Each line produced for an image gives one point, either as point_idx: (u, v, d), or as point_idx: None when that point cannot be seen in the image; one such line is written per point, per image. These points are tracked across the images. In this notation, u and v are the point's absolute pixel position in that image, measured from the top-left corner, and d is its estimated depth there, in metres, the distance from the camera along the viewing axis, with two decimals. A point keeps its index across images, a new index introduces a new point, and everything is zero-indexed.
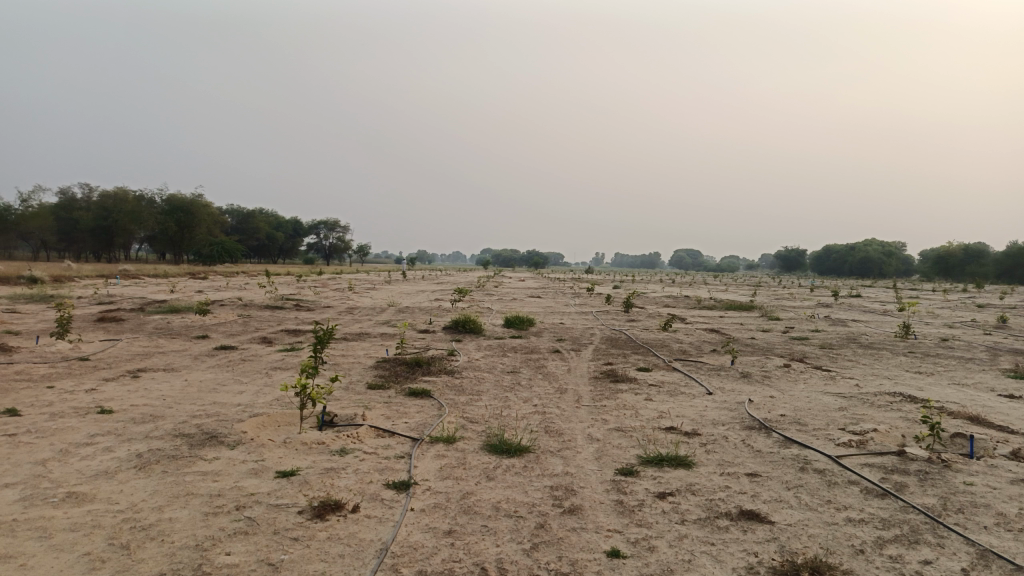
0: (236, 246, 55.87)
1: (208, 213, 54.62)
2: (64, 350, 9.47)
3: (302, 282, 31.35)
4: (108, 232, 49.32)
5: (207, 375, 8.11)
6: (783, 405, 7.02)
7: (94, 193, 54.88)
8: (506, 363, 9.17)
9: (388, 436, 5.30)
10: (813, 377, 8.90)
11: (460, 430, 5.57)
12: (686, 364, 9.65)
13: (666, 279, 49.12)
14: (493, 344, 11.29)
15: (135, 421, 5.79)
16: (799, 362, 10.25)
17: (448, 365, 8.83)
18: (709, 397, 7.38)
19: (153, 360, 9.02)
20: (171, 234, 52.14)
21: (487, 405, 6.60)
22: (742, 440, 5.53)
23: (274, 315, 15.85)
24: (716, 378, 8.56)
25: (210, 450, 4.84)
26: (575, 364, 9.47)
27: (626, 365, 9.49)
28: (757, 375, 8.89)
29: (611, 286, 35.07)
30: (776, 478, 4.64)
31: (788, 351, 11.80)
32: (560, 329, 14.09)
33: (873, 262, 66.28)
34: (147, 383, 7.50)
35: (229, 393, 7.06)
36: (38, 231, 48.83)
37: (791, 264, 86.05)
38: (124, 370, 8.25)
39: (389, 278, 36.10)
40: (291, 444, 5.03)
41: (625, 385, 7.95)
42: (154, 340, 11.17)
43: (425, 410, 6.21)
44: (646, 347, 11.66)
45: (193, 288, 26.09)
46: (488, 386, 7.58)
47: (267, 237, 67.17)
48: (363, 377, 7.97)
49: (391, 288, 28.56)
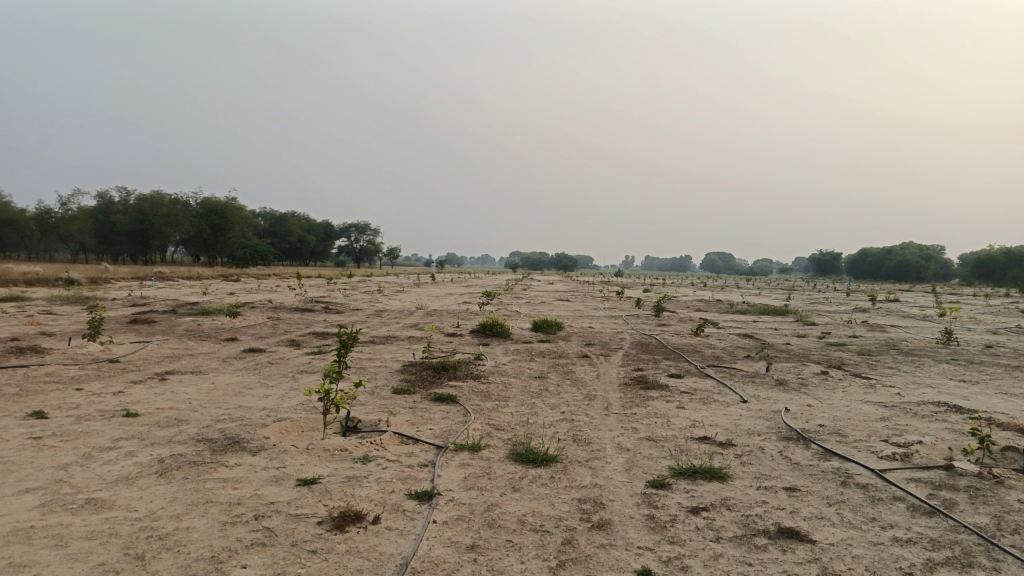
0: (269, 248, 56.53)
1: (241, 216, 55.34)
2: (95, 352, 9.54)
3: (332, 284, 31.52)
4: (144, 235, 50.23)
5: (234, 378, 8.09)
6: (821, 415, 6.76)
7: (132, 196, 55.97)
8: (534, 368, 9.02)
9: (412, 444, 5.18)
10: (852, 386, 8.61)
11: (486, 437, 5.43)
12: (720, 371, 9.41)
13: (697, 283, 48.49)
14: (521, 349, 11.14)
15: (160, 424, 5.75)
16: (836, 370, 9.93)
17: (475, 369, 8.71)
18: (743, 405, 7.15)
19: (182, 363, 9.04)
20: (206, 237, 52.92)
21: (514, 412, 6.46)
22: (779, 452, 5.31)
23: (303, 317, 15.90)
24: (751, 385, 8.32)
25: (232, 456, 4.76)
26: (604, 370, 9.29)
27: (657, 371, 9.27)
28: (793, 382, 8.61)
29: (642, 290, 34.71)
30: (816, 493, 4.42)
31: (825, 357, 11.46)
32: (589, 333, 13.89)
33: (911, 265, 64.80)
34: (173, 386, 7.49)
35: (254, 397, 7.01)
36: (77, 234, 49.94)
37: (825, 268, 84.55)
38: (153, 372, 8.26)
39: (418, 280, 36.14)
40: (314, 451, 4.94)
41: (655, 392, 7.75)
42: (184, 342, 11.23)
43: (450, 417, 6.09)
44: (677, 352, 11.42)
45: (226, 290, 26.38)
46: (516, 391, 7.43)
47: (300, 239, 67.88)
48: (389, 382, 7.87)
49: (420, 290, 28.57)
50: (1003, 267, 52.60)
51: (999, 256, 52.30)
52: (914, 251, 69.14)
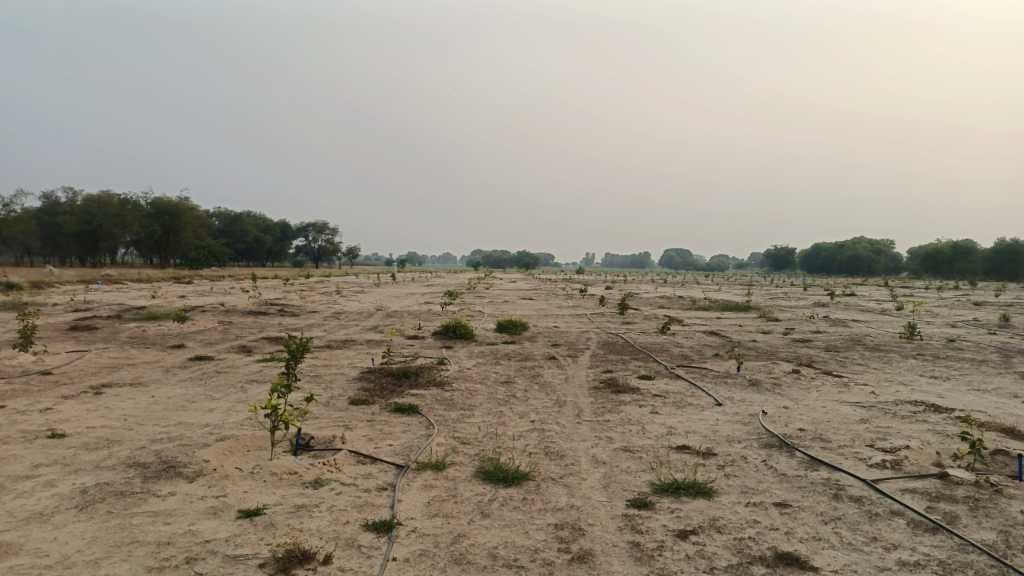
0: (223, 249, 55.04)
1: (194, 216, 53.77)
2: (24, 363, 8.81)
3: (288, 285, 30.65)
4: (92, 237, 48.42)
5: (177, 390, 7.49)
6: (800, 418, 6.50)
7: (78, 197, 54.01)
8: (499, 372, 8.60)
9: (369, 463, 4.73)
10: (826, 385, 8.39)
11: (451, 453, 5.00)
12: (691, 372, 9.11)
13: (658, 279, 48.63)
14: (485, 351, 10.70)
15: (86, 447, 5.17)
16: (807, 368, 9.71)
17: (438, 375, 8.25)
18: (719, 409, 6.83)
19: (121, 374, 8.39)
20: (157, 238, 51.26)
21: (480, 422, 6.03)
22: (763, 461, 5.00)
23: (257, 321, 15.20)
24: (724, 387, 8.04)
25: (165, 484, 4.24)
26: (572, 372, 8.92)
27: (628, 373, 8.92)
28: (767, 383, 8.35)
29: (604, 287, 34.56)
30: (809, 509, 4.09)
31: (793, 354, 11.28)
32: (555, 333, 13.50)
33: (863, 259, 66.16)
34: (108, 401, 6.86)
35: (197, 412, 6.44)
36: (20, 235, 47.90)
37: (781, 264, 85.83)
38: (87, 385, 7.62)
39: (378, 281, 35.39)
40: (259, 475, 4.45)
41: (628, 396, 7.40)
42: (126, 350, 10.54)
43: (411, 430, 5.63)
44: (646, 352, 11.13)
45: (176, 293, 25.37)
46: (481, 399, 7.01)
47: (256, 240, 66.39)
48: (345, 391, 7.37)
49: (380, 290, 27.98)
50: (950, 260, 53.98)
51: (946, 250, 53.64)
52: (866, 246, 70.56)
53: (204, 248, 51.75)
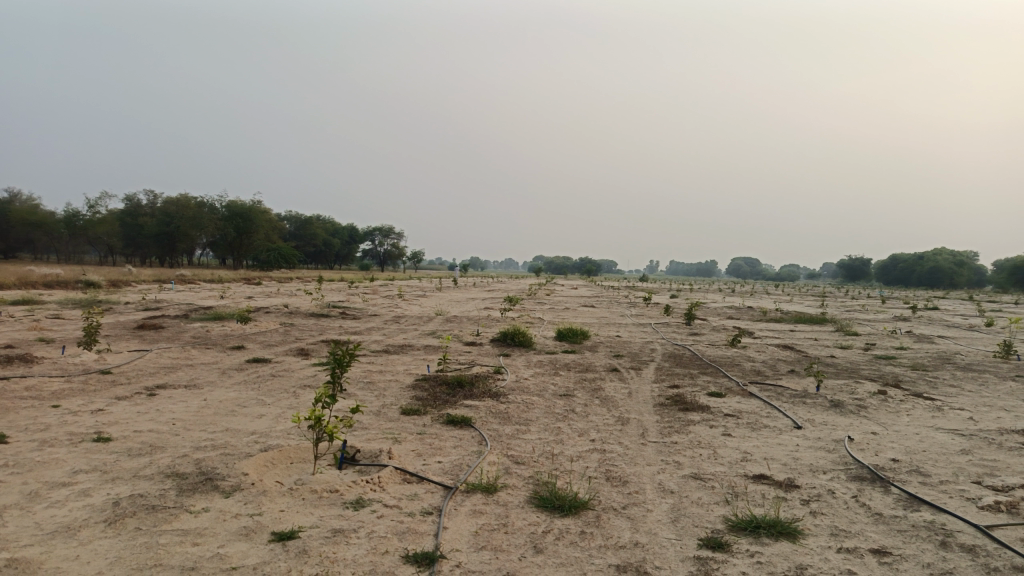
0: (292, 251, 56.28)
1: (266, 219, 55.15)
2: (87, 361, 8.86)
3: (352, 288, 30.94)
4: (170, 238, 50.15)
5: (229, 394, 7.35)
6: (892, 447, 5.88)
7: (158, 199, 56.17)
8: (558, 384, 8.19)
9: (416, 483, 4.40)
10: (916, 408, 7.68)
11: (503, 474, 4.62)
12: (764, 389, 8.51)
13: (726, 289, 47.28)
14: (545, 361, 10.30)
15: (129, 453, 5.00)
16: (895, 388, 8.95)
17: (494, 385, 7.89)
18: (798, 434, 6.25)
19: (177, 375, 8.33)
20: (230, 239, 52.79)
21: (537, 440, 5.63)
22: (854, 499, 4.45)
23: (317, 324, 15.18)
24: (802, 407, 7.42)
25: (199, 499, 3.98)
26: (636, 386, 8.43)
27: (696, 389, 8.37)
28: (850, 404, 7.68)
29: (670, 296, 33.67)
30: (913, 560, 3.54)
31: (877, 373, 10.47)
32: (618, 344, 12.99)
33: (945, 271, 62.94)
34: (160, 403, 6.76)
35: (245, 418, 6.24)
36: (104, 236, 50.01)
37: (855, 274, 82.53)
38: (143, 386, 7.55)
39: (440, 285, 35.40)
40: (298, 492, 4.16)
41: (697, 415, 6.88)
42: (186, 350, 10.55)
43: (462, 446, 5.28)
44: (715, 366, 10.53)
45: (244, 294, 25.87)
46: (539, 413, 6.61)
47: (324, 243, 67.71)
48: (398, 400, 7.08)
49: (442, 295, 27.94)
50: None
51: None
52: (947, 257, 67.16)
53: (274, 250, 53.01)
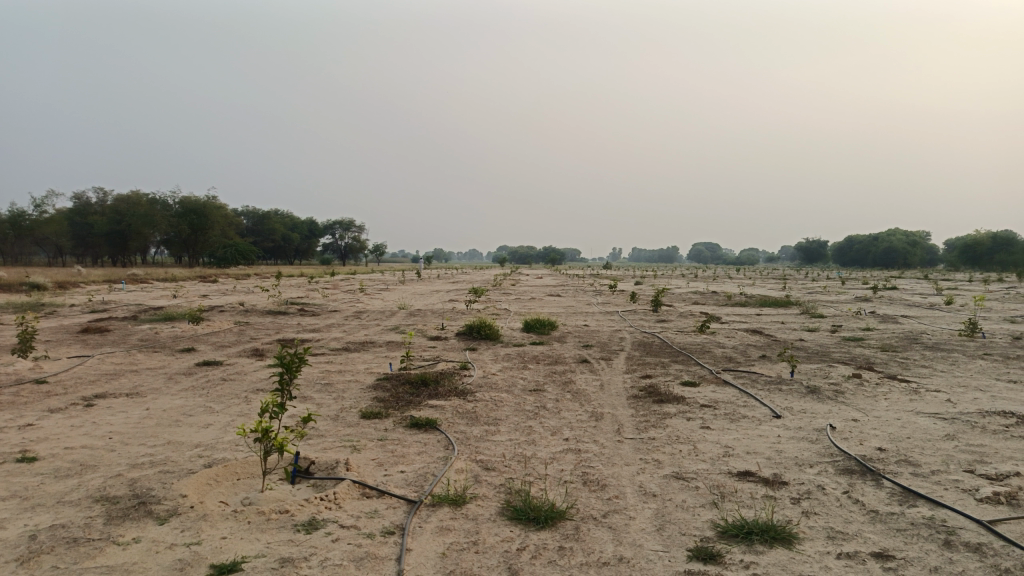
0: (249, 246, 54.96)
1: (222, 215, 53.75)
2: (21, 370, 8.24)
3: (311, 283, 30.23)
4: (121, 237, 48.58)
5: (175, 401, 6.83)
6: (875, 435, 5.66)
7: (108, 197, 54.40)
8: (528, 379, 7.84)
9: (376, 498, 4.00)
10: (893, 392, 7.50)
11: (472, 483, 4.24)
12: (739, 376, 8.27)
13: (689, 274, 47.45)
14: (513, 354, 9.94)
15: (55, 474, 4.49)
16: (869, 371, 8.78)
17: (460, 383, 7.50)
18: (779, 424, 6.00)
19: (120, 383, 7.77)
20: (185, 237, 51.34)
21: (507, 442, 5.27)
22: (846, 496, 4.18)
23: (275, 322, 14.59)
24: (780, 395, 7.19)
25: (129, 528, 3.53)
26: (608, 378, 8.12)
27: (669, 379, 8.09)
28: (827, 390, 7.47)
29: (634, 283, 33.61)
30: (918, 563, 3.27)
31: (848, 355, 10.34)
32: (586, 333, 12.69)
33: (899, 251, 64.19)
34: (97, 415, 6.22)
35: (191, 429, 5.75)
36: (52, 236, 48.28)
37: (813, 257, 83.80)
38: (80, 396, 6.99)
39: (402, 278, 34.81)
40: (243, 514, 3.73)
41: (673, 407, 6.59)
42: (132, 355, 9.95)
43: (427, 453, 4.89)
44: (686, 353, 10.29)
45: (198, 292, 25.00)
46: (508, 411, 6.24)
47: (283, 238, 66.41)
48: (358, 402, 6.65)
49: (404, 288, 27.41)
50: (990, 252, 51.94)
51: (987, 240, 51.59)
52: (901, 237, 68.53)
53: (231, 246, 51.74)
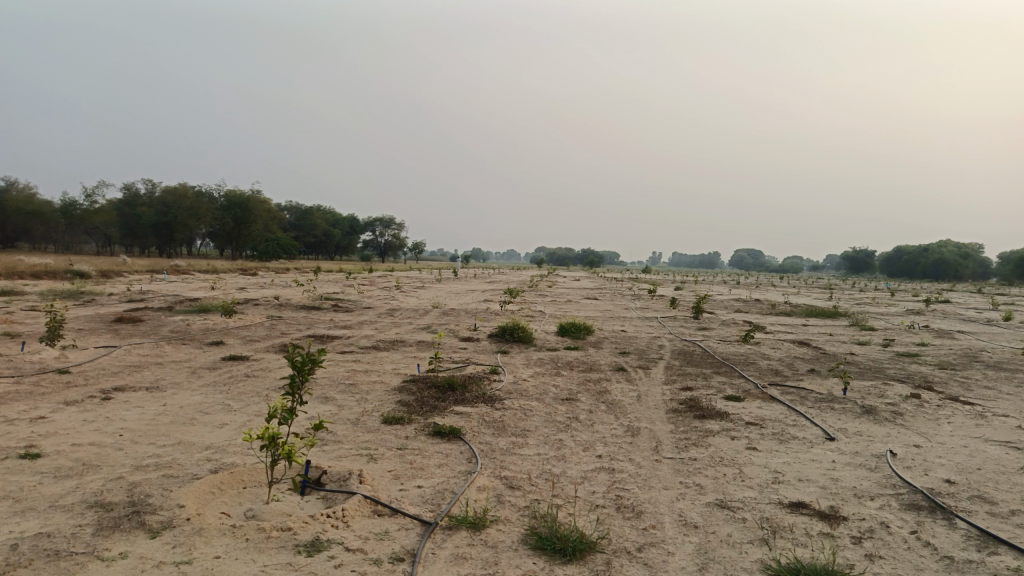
0: (290, 240, 55.45)
1: (265, 209, 54.35)
2: (46, 359, 8.12)
3: (348, 279, 30.20)
4: (168, 228, 49.40)
5: (194, 397, 6.60)
6: (941, 465, 5.15)
7: (156, 189, 55.41)
8: (560, 387, 7.44)
9: (389, 517, 3.66)
10: (957, 415, 6.93)
11: (494, 504, 3.87)
12: (786, 392, 7.75)
13: (731, 281, 46.36)
14: (546, 359, 9.55)
15: (55, 473, 4.25)
16: (927, 390, 8.19)
17: (489, 388, 7.14)
18: (832, 447, 5.51)
19: (142, 376, 7.59)
20: (228, 230, 52.00)
21: (535, 456, 4.88)
22: (915, 537, 3.69)
23: (307, 318, 14.42)
24: (831, 415, 6.68)
25: (117, 541, 3.24)
26: (645, 388, 7.69)
27: (710, 392, 7.61)
28: (883, 411, 6.92)
29: (674, 288, 32.88)
30: None
31: (903, 372, 9.71)
32: (623, 339, 12.23)
33: (950, 263, 62.07)
34: (112, 410, 6.00)
35: (204, 429, 5.49)
36: (101, 225, 49.36)
37: (859, 266, 81.59)
38: (99, 388, 6.81)
39: (439, 276, 34.59)
40: (243, 530, 3.41)
41: (715, 424, 6.13)
42: (160, 347, 9.80)
43: (449, 466, 4.53)
44: (728, 364, 9.79)
45: (236, 285, 25.14)
46: (538, 422, 5.86)
47: (324, 234, 66.95)
48: (381, 406, 6.33)
49: (440, 287, 27.23)
50: None
51: None
52: (952, 249, 66.22)
53: (273, 240, 52.26)
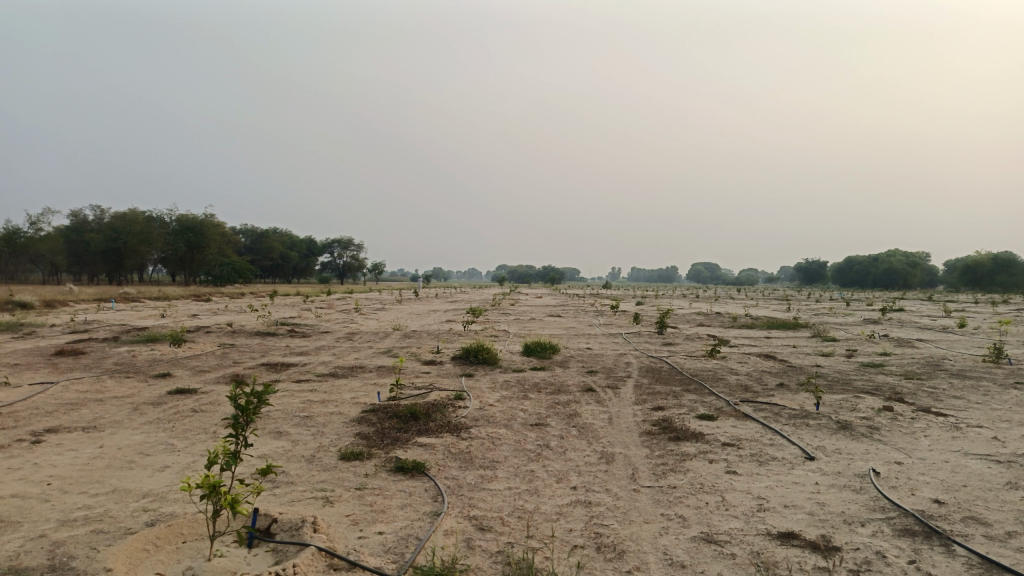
0: (246, 264, 54.28)
1: (219, 233, 53.16)
2: None
3: (306, 302, 29.50)
4: (117, 254, 47.90)
5: (135, 437, 6.11)
6: (927, 483, 4.96)
7: (105, 215, 53.83)
8: (529, 411, 7.12)
9: (348, 571, 3.29)
10: (933, 428, 6.80)
11: (464, 551, 3.53)
12: (759, 409, 7.55)
13: (690, 295, 46.68)
14: (512, 381, 9.22)
15: None
16: (899, 402, 8.07)
17: (454, 416, 6.78)
18: (814, 468, 5.30)
19: (79, 415, 7.05)
20: (181, 255, 50.68)
21: (506, 492, 4.55)
22: (915, 568, 3.46)
23: (262, 345, 13.86)
24: (808, 432, 6.49)
25: None
26: (616, 409, 7.42)
27: (683, 411, 7.37)
28: (859, 426, 6.75)
29: (636, 303, 32.82)
30: None
31: (872, 384, 9.62)
32: (589, 358, 11.97)
33: (899, 272, 63.59)
34: (42, 455, 5.50)
35: (144, 473, 5.02)
36: (47, 253, 47.68)
37: (813, 277, 83.17)
38: (29, 430, 6.27)
39: (399, 297, 34.02)
40: None
41: (691, 446, 5.88)
42: (102, 381, 9.21)
43: (413, 507, 4.18)
44: (697, 381, 9.60)
45: (188, 312, 24.29)
46: (508, 452, 5.54)
47: (281, 257, 65.77)
48: (338, 439, 5.93)
49: (401, 308, 26.75)
50: (990, 274, 51.15)
51: (987, 261, 50.62)
52: (901, 258, 67.96)
53: (228, 264, 51.08)
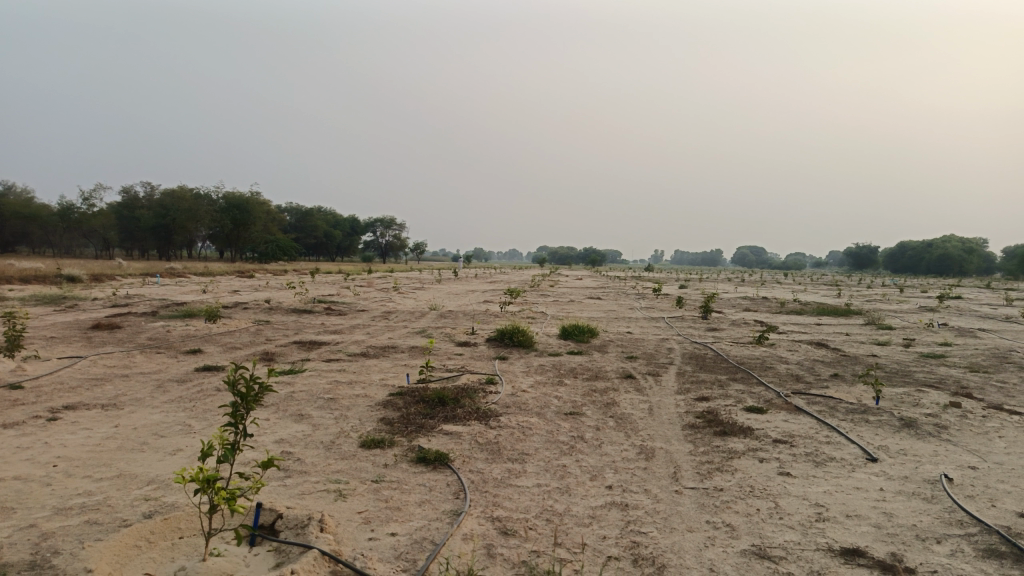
0: (289, 241, 54.72)
1: (264, 210, 53.67)
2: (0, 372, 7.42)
3: (346, 280, 29.49)
4: (166, 230, 48.70)
5: (152, 417, 5.88)
6: (1008, 492, 4.42)
7: (155, 191, 54.80)
8: (563, 399, 6.71)
9: None
10: (1007, 428, 6.18)
11: (485, 560, 3.15)
12: (812, 401, 7.01)
13: (736, 278, 45.52)
14: (547, 365, 8.81)
15: None
16: (966, 398, 7.44)
17: (484, 402, 6.42)
18: (877, 472, 4.79)
19: (101, 391, 6.87)
20: (227, 231, 51.33)
21: (533, 489, 4.16)
22: None
23: (297, 322, 13.71)
24: (867, 430, 5.95)
25: None
26: (657, 399, 6.96)
27: (729, 403, 6.88)
28: (925, 424, 6.17)
29: (679, 287, 32.01)
30: None
31: (935, 377, 8.96)
32: (629, 342, 11.50)
33: (955, 259, 61.14)
34: (56, 433, 5.30)
35: (155, 457, 4.76)
36: (99, 228, 48.77)
37: (863, 262, 80.74)
38: (47, 407, 6.09)
39: (440, 276, 33.86)
40: None
41: (739, 442, 5.41)
42: (133, 356, 9.09)
43: (432, 506, 3.81)
44: (744, 369, 9.07)
45: (230, 287, 24.46)
46: (539, 443, 5.14)
47: (325, 235, 66.28)
48: (360, 425, 5.61)
49: (440, 287, 26.56)
50: None
51: None
52: (957, 244, 65.39)
53: (272, 241, 51.56)
